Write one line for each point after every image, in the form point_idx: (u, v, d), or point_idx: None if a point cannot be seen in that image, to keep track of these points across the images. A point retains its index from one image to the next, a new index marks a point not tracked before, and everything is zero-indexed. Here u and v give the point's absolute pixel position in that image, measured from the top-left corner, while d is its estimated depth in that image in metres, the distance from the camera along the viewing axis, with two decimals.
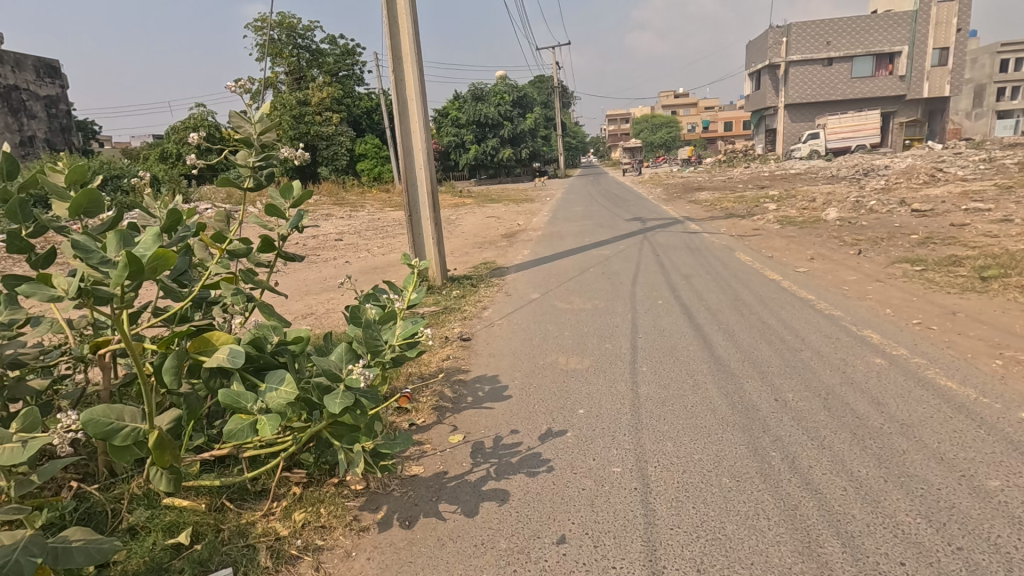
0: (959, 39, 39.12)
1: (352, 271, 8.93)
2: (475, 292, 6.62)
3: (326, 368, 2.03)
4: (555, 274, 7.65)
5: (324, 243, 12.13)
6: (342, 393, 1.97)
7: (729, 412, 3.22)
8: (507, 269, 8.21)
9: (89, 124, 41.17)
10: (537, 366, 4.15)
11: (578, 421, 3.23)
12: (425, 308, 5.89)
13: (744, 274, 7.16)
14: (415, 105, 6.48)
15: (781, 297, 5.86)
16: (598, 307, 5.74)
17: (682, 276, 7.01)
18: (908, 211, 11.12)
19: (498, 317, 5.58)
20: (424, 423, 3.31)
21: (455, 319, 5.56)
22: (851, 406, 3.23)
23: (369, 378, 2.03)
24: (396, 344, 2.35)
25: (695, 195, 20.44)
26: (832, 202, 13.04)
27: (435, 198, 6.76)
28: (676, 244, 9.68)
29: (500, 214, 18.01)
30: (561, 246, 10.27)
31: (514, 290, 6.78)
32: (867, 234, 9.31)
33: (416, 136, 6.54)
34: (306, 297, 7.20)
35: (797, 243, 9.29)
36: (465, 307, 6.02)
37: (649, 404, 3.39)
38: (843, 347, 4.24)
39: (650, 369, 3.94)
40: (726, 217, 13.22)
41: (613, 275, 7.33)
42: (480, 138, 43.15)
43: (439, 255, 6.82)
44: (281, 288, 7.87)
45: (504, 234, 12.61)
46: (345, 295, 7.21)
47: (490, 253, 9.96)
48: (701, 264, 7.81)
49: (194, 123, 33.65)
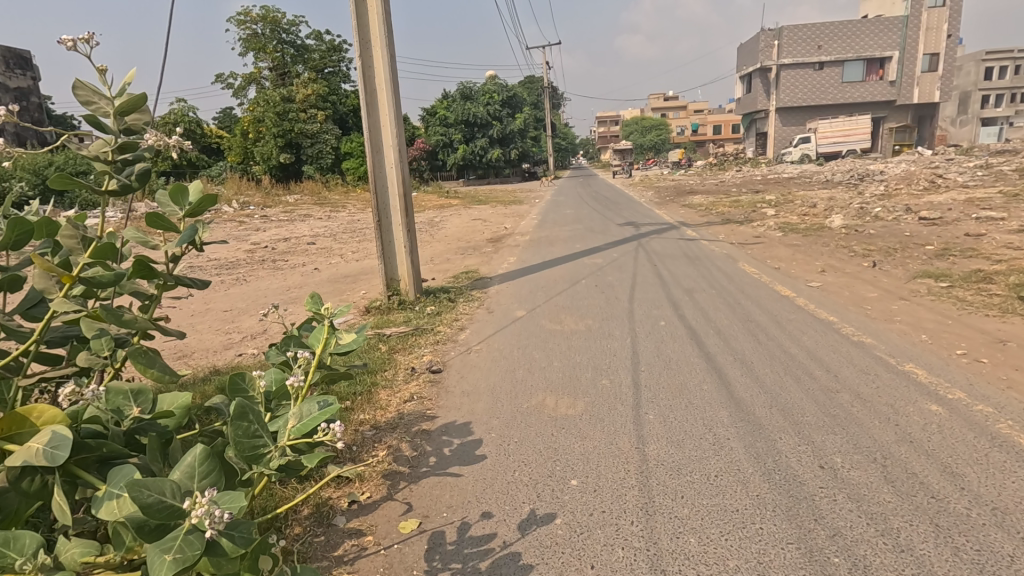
0: (948, 45, 39.14)
1: (321, 279, 8.10)
2: (453, 309, 5.85)
3: (146, 502, 1.29)
4: (542, 285, 6.90)
5: (296, 246, 11.27)
6: (171, 551, 1.25)
7: (764, 487, 2.50)
8: (490, 280, 7.45)
9: (67, 120, 39.90)
10: (518, 411, 3.38)
11: (570, 499, 2.48)
12: (394, 329, 5.12)
13: (752, 287, 6.47)
14: (385, 94, 5.69)
15: (799, 318, 5.16)
16: (591, 329, 4.99)
17: (684, 290, 6.31)
18: (915, 219, 10.56)
19: (476, 340, 4.81)
20: (369, 499, 2.53)
21: (427, 342, 4.80)
22: (922, 479, 2.52)
23: (222, 518, 1.29)
24: (287, 444, 1.67)
25: (688, 198, 19.85)
26: (834, 208, 12.49)
27: (409, 201, 5.96)
28: (674, 252, 8.98)
29: (487, 216, 17.29)
30: (550, 253, 9.54)
31: (496, 305, 6.01)
32: (877, 243, 8.70)
33: (386, 131, 5.77)
34: (262, 310, 6.38)
35: (804, 252, 8.65)
36: (440, 326, 5.26)
37: (661, 473, 2.65)
38: (886, 387, 3.54)
39: (658, 418, 3.20)
40: (723, 223, 12.59)
41: (607, 288, 6.60)
42: (468, 138, 42.41)
43: (412, 267, 6.00)
44: (237, 299, 7.03)
45: (490, 239, 11.86)
46: (306, 308, 6.40)
47: (474, 260, 9.19)
48: (704, 276, 7.10)
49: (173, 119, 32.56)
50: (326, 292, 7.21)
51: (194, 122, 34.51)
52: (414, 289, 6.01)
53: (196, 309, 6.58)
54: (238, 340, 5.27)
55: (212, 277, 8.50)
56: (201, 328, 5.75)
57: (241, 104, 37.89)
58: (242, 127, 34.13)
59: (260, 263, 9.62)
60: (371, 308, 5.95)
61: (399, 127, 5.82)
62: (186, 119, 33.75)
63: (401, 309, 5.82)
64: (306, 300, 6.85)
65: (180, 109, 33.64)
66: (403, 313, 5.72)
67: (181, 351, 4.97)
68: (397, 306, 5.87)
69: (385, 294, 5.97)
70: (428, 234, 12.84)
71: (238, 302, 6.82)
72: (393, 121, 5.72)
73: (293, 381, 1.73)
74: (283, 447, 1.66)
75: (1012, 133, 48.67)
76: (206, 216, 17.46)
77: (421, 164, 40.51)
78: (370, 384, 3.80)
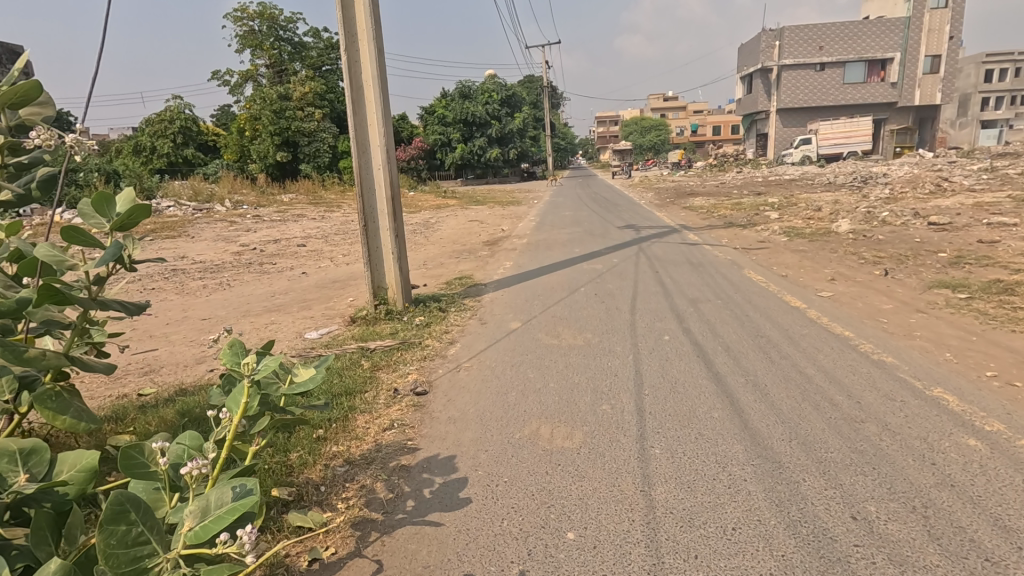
0: (950, 47, 38.90)
1: (308, 285, 7.75)
2: (444, 319, 5.50)
3: None
4: (538, 294, 6.56)
5: (286, 248, 10.92)
6: None
7: (791, 546, 2.16)
8: (485, 287, 7.10)
9: None
10: (509, 443, 3.04)
11: (566, 558, 2.14)
12: (380, 344, 4.76)
13: (760, 297, 6.14)
14: (372, 90, 5.34)
15: (812, 333, 4.83)
16: (590, 344, 4.65)
17: (688, 300, 5.98)
18: (924, 224, 10.26)
19: (467, 357, 4.46)
20: (334, 557, 2.19)
21: (414, 358, 4.44)
22: (972, 536, 2.19)
23: None
24: (181, 552, 1.39)
25: (688, 200, 19.51)
26: (840, 212, 12.18)
27: (397, 204, 5.62)
28: (676, 258, 8.65)
29: (485, 217, 16.96)
30: (548, 258, 9.19)
31: (490, 316, 5.67)
32: (887, 250, 8.39)
33: (373, 129, 5.42)
34: (243, 319, 6.02)
35: (811, 259, 8.33)
36: (430, 339, 4.92)
37: (671, 524, 2.31)
38: (915, 416, 3.21)
39: (665, 454, 2.87)
40: (725, 226, 12.26)
41: (608, 296, 6.26)
42: (467, 137, 42.07)
43: (401, 275, 5.65)
44: (217, 306, 6.66)
45: (486, 242, 11.54)
46: (289, 317, 6.04)
47: (468, 264, 8.84)
48: (709, 284, 6.76)
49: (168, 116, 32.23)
50: (312, 299, 6.84)
51: (189, 119, 34.15)
52: (403, 298, 5.66)
53: (173, 317, 6.22)
54: (212, 352, 4.90)
55: (195, 281, 8.13)
56: (175, 338, 5.38)
57: (238, 101, 37.53)
58: (238, 124, 33.77)
59: (247, 266, 9.26)
60: (357, 319, 5.60)
61: (387, 125, 5.47)
62: (181, 116, 33.38)
63: (389, 320, 5.47)
64: (289, 307, 6.48)
65: (175, 106, 33.28)
66: (390, 324, 5.38)
67: (150, 365, 4.61)
68: (384, 317, 5.52)
69: (372, 302, 5.62)
70: (423, 236, 12.48)
71: (218, 310, 6.45)
72: (381, 119, 5.38)
73: (193, 473, 1.47)
74: (176, 559, 1.37)
75: (1011, 135, 48.48)
76: (197, 215, 17.09)
77: (419, 163, 40.16)
78: (348, 409, 3.46)
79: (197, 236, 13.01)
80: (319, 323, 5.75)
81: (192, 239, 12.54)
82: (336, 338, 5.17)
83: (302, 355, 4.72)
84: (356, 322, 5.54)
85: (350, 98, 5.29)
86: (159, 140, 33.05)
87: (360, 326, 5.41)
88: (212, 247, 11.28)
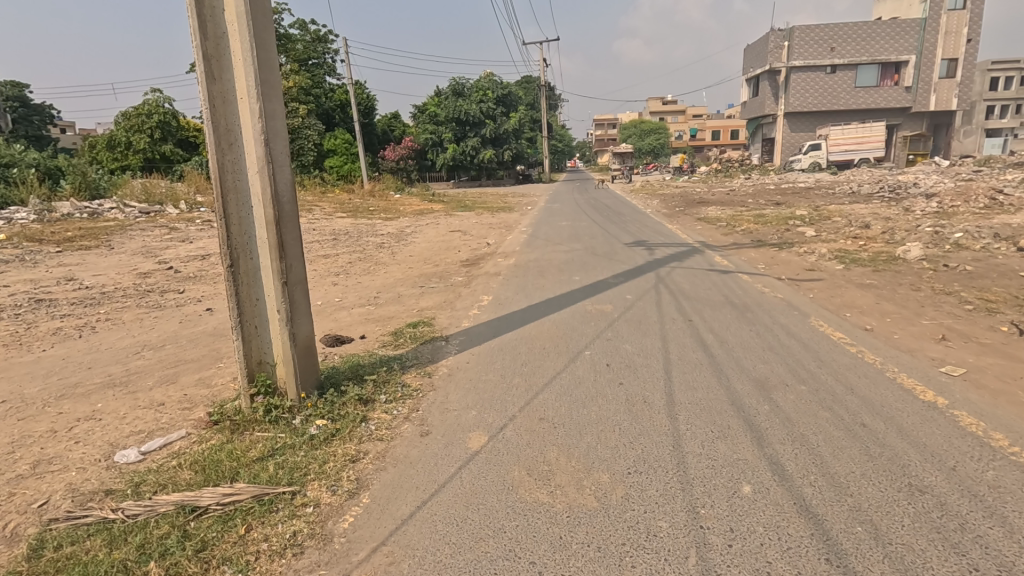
0: (968, 50, 37.08)
1: (202, 331, 5.52)
2: (359, 426, 3.30)
3: None
4: (521, 360, 4.43)
5: (212, 267, 8.73)
6: None
7: None
8: (446, 344, 4.92)
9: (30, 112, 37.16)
10: None
11: None
12: (220, 498, 2.56)
13: (857, 374, 4.02)
14: (240, 40, 3.13)
15: (1010, 480, 2.66)
16: (607, 508, 2.48)
17: (751, 383, 3.86)
18: (1013, 250, 8.15)
19: (368, 545, 2.29)
20: None
21: (265, 548, 2.27)
22: None
23: None
24: None
25: (701, 210, 17.31)
26: (894, 229, 10.11)
27: (290, 230, 3.44)
28: (709, 295, 6.52)
29: (470, 226, 14.83)
30: (539, 290, 7.01)
31: (438, 415, 3.49)
32: (994, 290, 6.27)
33: (246, 105, 3.21)
34: (52, 406, 3.79)
35: (894, 300, 6.19)
36: (319, 482, 2.73)
37: None
38: None
39: None
40: (755, 246, 10.12)
41: (627, 371, 4.12)
42: (459, 137, 40.04)
43: (296, 348, 3.46)
44: (38, 372, 4.42)
45: (465, 262, 9.41)
46: (126, 404, 3.80)
47: (433, 299, 6.66)
48: (773, 347, 4.61)
49: (147, 109, 30.76)
50: (185, 362, 4.61)
51: (169, 113, 32.05)
52: (296, 383, 3.47)
53: None
54: None
55: (51, 322, 5.88)
56: None
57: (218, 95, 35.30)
58: None
59: (143, 295, 7.03)
60: (221, 419, 3.40)
61: (270, 102, 3.28)
62: (159, 110, 31.21)
63: (271, 428, 3.28)
64: (142, 380, 4.25)
65: (152, 100, 31.15)
66: (268, 438, 3.19)
67: None
68: (263, 420, 3.34)
69: (245, 387, 3.43)
70: (389, 253, 10.26)
71: (30, 382, 4.21)
72: (255, 89, 3.18)
73: None
74: None
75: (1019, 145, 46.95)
76: (140, 220, 14.80)
77: (409, 163, 37.96)
78: None
79: (118, 247, 10.74)
80: (162, 419, 3.54)
81: (110, 252, 10.30)
82: (168, 466, 2.97)
83: (75, 517, 2.51)
84: (219, 425, 3.36)
85: (199, 48, 3.04)
86: (134, 135, 30.91)
87: (219, 438, 3.22)
88: (123, 264, 9.04)
